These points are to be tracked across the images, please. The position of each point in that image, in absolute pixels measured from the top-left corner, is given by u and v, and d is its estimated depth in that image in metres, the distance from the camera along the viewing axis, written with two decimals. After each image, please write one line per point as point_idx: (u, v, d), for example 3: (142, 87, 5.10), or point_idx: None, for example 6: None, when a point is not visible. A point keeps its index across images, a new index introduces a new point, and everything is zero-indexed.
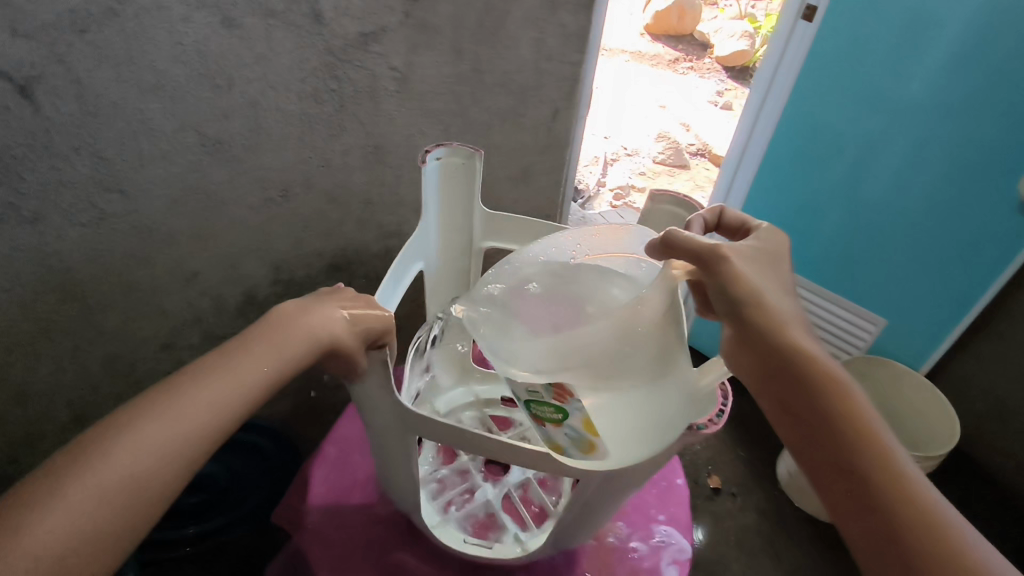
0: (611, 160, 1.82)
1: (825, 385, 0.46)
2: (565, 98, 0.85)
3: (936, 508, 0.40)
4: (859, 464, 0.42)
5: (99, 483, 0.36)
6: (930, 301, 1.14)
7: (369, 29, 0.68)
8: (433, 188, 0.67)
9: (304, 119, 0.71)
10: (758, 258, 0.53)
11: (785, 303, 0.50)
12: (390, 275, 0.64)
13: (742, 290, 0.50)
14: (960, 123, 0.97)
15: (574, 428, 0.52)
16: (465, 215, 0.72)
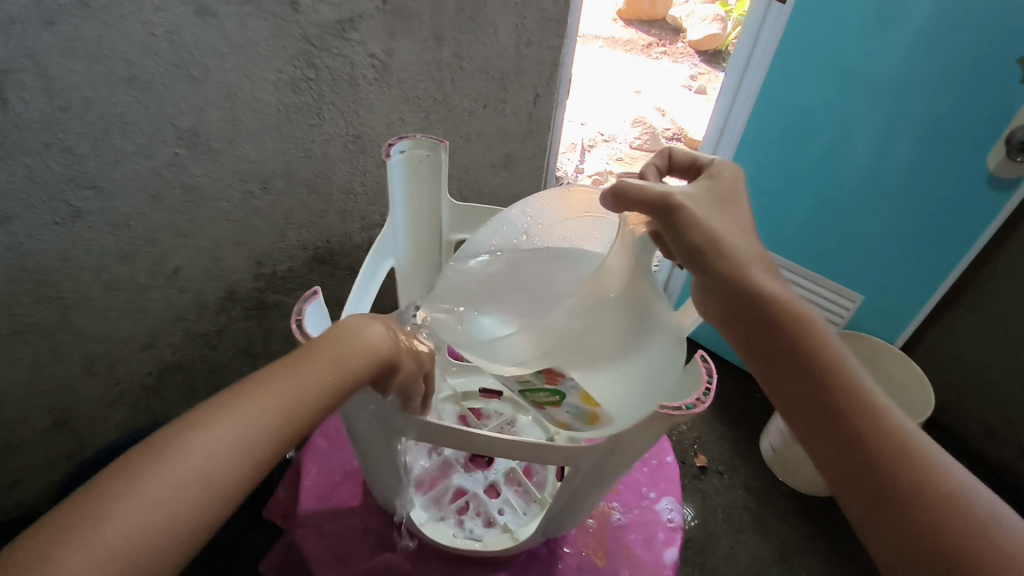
0: (588, 146, 1.83)
1: (796, 322, 0.48)
2: (546, 82, 0.85)
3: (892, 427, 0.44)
4: (833, 389, 0.46)
5: (167, 483, 0.37)
6: (899, 275, 1.18)
7: (346, 16, 0.67)
8: (397, 185, 0.59)
9: (282, 109, 0.70)
10: (711, 199, 0.52)
11: (746, 245, 0.51)
12: (354, 294, 0.56)
13: (705, 238, 0.50)
14: (927, 99, 0.99)
15: (574, 404, 0.51)
16: (432, 213, 0.64)
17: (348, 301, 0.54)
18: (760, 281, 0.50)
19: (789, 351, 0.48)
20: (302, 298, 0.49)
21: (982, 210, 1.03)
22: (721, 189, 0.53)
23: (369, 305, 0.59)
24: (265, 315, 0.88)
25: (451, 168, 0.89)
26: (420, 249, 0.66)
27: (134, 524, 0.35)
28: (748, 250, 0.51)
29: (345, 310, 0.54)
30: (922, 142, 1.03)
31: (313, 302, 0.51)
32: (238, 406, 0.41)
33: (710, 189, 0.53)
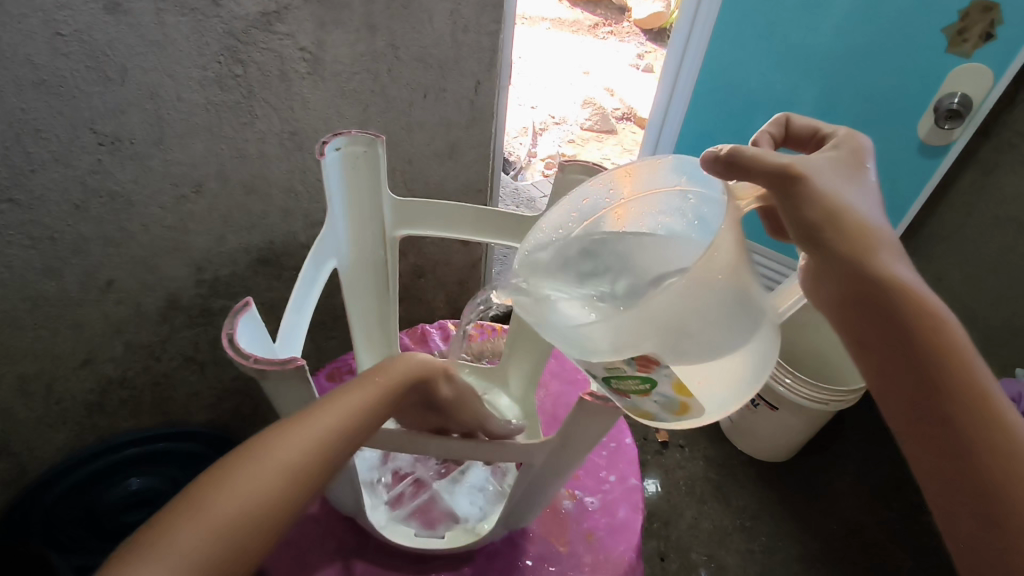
0: (539, 128, 2.01)
1: (930, 321, 0.43)
2: (485, 69, 0.84)
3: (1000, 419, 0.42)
4: (961, 404, 0.42)
5: (246, 485, 0.38)
6: None
7: (270, 7, 0.64)
8: (333, 184, 0.57)
9: (211, 108, 0.67)
10: (842, 172, 0.46)
11: (874, 220, 0.45)
12: (293, 301, 0.54)
13: (834, 217, 0.44)
14: (861, 68, 1.01)
15: (664, 393, 0.45)
16: (372, 209, 0.62)
17: (286, 309, 0.52)
18: (893, 272, 0.44)
19: (918, 353, 0.43)
20: (235, 312, 0.45)
21: (913, 179, 1.07)
22: (850, 157, 0.48)
23: (311, 310, 0.57)
24: (211, 322, 0.85)
25: (394, 159, 0.87)
26: (363, 249, 0.64)
27: (214, 525, 0.36)
28: (881, 233, 0.45)
29: (283, 318, 0.52)
30: (855, 116, 1.06)
31: (243, 314, 0.46)
32: (304, 419, 0.42)
33: (837, 159, 0.47)
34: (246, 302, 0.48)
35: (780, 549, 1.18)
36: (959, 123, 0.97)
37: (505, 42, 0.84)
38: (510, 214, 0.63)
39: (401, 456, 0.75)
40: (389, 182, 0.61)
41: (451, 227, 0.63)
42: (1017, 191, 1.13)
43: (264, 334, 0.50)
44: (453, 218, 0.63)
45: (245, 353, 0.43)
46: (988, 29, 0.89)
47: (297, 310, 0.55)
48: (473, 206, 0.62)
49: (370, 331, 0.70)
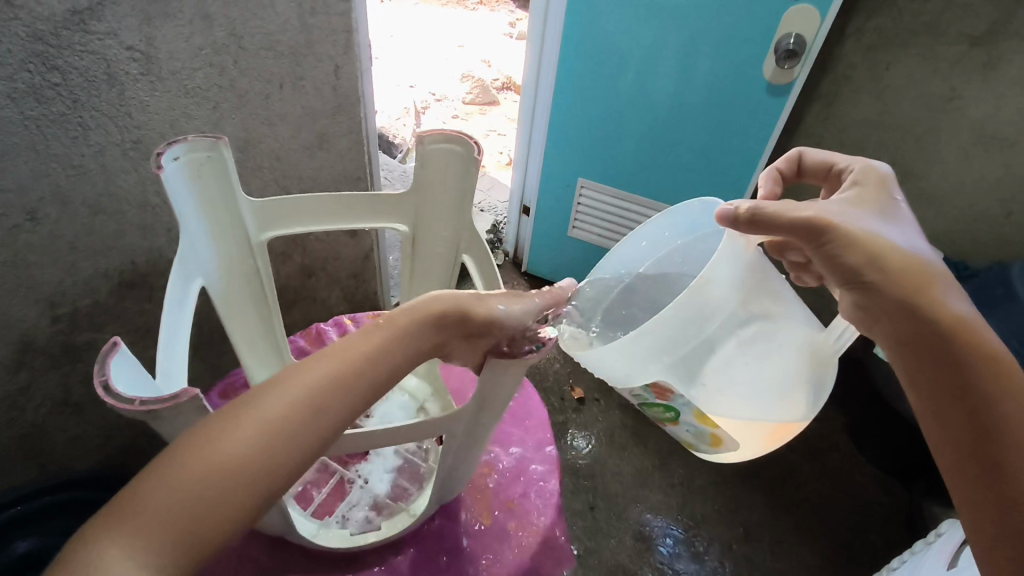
0: (421, 109, 2.42)
1: (983, 356, 0.42)
2: (344, 51, 0.81)
3: None
4: (1009, 444, 0.40)
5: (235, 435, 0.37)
6: (709, 185, 1.29)
7: (81, 4, 0.57)
8: (178, 196, 0.52)
9: (30, 124, 0.60)
10: (872, 216, 0.51)
11: (915, 257, 0.47)
12: (163, 329, 0.48)
13: (865, 255, 0.47)
14: (712, 19, 1.06)
15: (688, 417, 0.61)
16: (228, 214, 0.57)
17: (159, 342, 0.46)
18: (941, 305, 0.44)
19: (962, 384, 0.42)
20: (105, 354, 0.36)
21: (766, 117, 1.14)
22: (876, 202, 0.53)
23: (188, 336, 0.52)
24: (80, 358, 0.78)
25: (260, 157, 0.82)
26: (232, 261, 0.59)
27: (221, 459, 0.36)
28: (930, 273, 0.46)
29: (158, 352, 0.46)
30: (709, 64, 1.12)
31: (115, 355, 0.38)
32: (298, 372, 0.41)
33: (864, 204, 0.53)
34: (109, 342, 0.40)
35: (698, 478, 1.26)
36: (797, 63, 1.04)
37: (359, 21, 0.80)
38: (374, 198, 0.61)
39: (318, 461, 0.73)
40: (240, 183, 0.56)
41: (319, 222, 0.60)
42: (858, 118, 1.24)
43: (145, 377, 0.41)
44: (318, 213, 0.60)
45: (127, 396, 0.35)
46: None
47: (170, 339, 0.49)
48: (337, 195, 0.59)
49: (257, 342, 0.66)
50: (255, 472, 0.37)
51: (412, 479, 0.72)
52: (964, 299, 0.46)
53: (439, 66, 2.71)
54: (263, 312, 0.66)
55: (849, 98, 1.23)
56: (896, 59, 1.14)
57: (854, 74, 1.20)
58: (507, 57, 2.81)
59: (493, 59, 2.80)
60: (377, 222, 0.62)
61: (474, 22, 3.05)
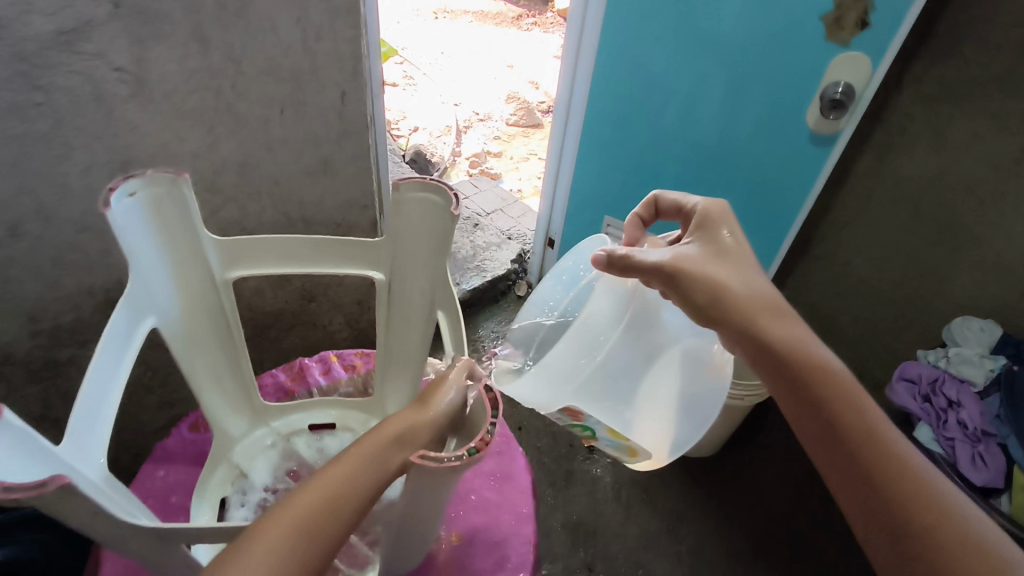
0: (461, 129, 2.42)
1: (814, 370, 0.51)
2: (351, 77, 0.78)
3: (886, 437, 0.47)
4: (852, 439, 0.47)
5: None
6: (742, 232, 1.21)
7: (68, 25, 0.56)
8: (133, 229, 0.49)
9: (10, 142, 0.58)
10: (711, 252, 0.58)
11: (752, 284, 0.56)
12: (94, 368, 0.44)
13: (708, 293, 0.55)
14: (756, 57, 0.99)
15: (608, 439, 0.67)
16: (192, 248, 0.54)
17: (81, 385, 0.42)
18: (774, 327, 0.53)
19: (808, 392, 0.50)
20: None
21: (808, 168, 1.06)
22: (719, 237, 0.59)
23: (125, 380, 0.48)
24: (60, 374, 0.76)
25: (258, 181, 0.79)
26: (195, 297, 0.57)
27: None
28: (763, 299, 0.55)
29: (78, 400, 0.43)
30: (747, 108, 1.05)
31: None
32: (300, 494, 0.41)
33: (706, 240, 0.59)
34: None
35: (709, 546, 1.17)
36: (844, 112, 0.96)
37: (367, 46, 0.77)
38: (346, 243, 0.57)
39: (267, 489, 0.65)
40: (202, 219, 0.53)
41: (286, 262, 0.57)
42: (912, 173, 1.15)
43: (35, 440, 0.37)
44: (285, 253, 0.56)
45: None
46: (864, 16, 0.88)
47: (99, 383, 0.45)
48: (308, 237, 0.55)
49: (220, 378, 0.64)
50: None
51: (354, 531, 0.67)
52: (793, 317, 0.55)
53: (485, 85, 2.71)
54: (228, 349, 0.62)
55: (903, 151, 1.14)
56: (957, 113, 1.05)
57: (912, 125, 1.11)
58: (556, 80, 2.77)
59: (541, 81, 2.77)
60: (351, 267, 0.59)
61: (526, 43, 3.03)
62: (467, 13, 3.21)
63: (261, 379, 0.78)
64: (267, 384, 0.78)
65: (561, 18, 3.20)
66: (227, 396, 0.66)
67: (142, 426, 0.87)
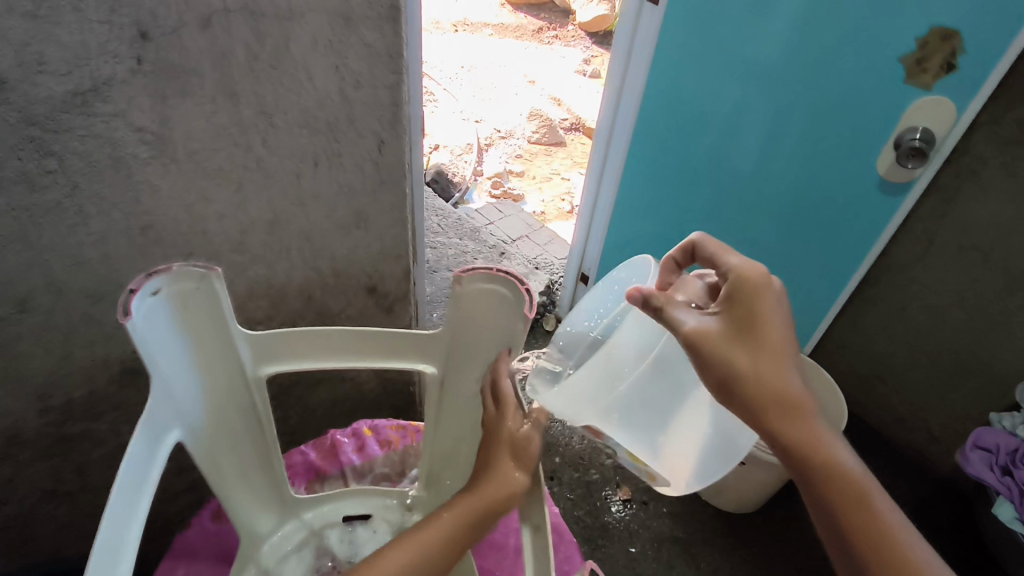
0: (482, 147, 2.34)
1: (827, 471, 0.49)
2: (391, 126, 0.68)
3: (902, 545, 0.48)
4: (865, 546, 0.48)
5: None
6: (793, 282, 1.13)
7: (85, 85, 0.49)
8: (160, 334, 0.46)
9: (19, 213, 0.52)
10: (736, 323, 0.49)
11: (776, 371, 0.49)
12: (117, 487, 0.41)
13: (725, 377, 0.48)
14: (818, 97, 0.92)
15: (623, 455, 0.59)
16: (221, 345, 0.52)
17: (99, 526, 0.39)
18: (790, 425, 0.49)
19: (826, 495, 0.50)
20: None
21: (874, 217, 0.98)
22: (750, 310, 0.49)
23: (151, 492, 0.45)
24: (71, 450, 0.70)
25: (288, 239, 0.72)
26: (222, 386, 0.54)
27: None
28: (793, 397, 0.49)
29: (100, 528, 0.39)
30: (804, 154, 0.98)
31: None
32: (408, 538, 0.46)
33: (734, 313, 0.49)
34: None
35: None
36: (922, 161, 0.88)
37: (410, 94, 0.68)
38: (383, 334, 0.56)
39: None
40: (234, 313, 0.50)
41: (319, 355, 0.55)
42: None
43: None
44: (318, 347, 0.55)
45: None
46: (950, 59, 0.80)
47: (117, 519, 0.41)
48: (340, 329, 0.54)
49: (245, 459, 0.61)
50: None
51: None
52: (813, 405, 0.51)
53: (507, 102, 2.63)
54: (257, 434, 0.60)
55: None
56: None
57: (983, 169, 0.99)
58: (579, 96, 2.68)
59: (564, 97, 2.69)
60: (397, 359, 0.58)
61: (548, 57, 2.95)
62: (487, 26, 3.12)
63: (289, 457, 0.73)
64: (296, 463, 0.73)
65: (582, 31, 3.11)
66: (248, 483, 0.63)
67: (161, 502, 0.80)
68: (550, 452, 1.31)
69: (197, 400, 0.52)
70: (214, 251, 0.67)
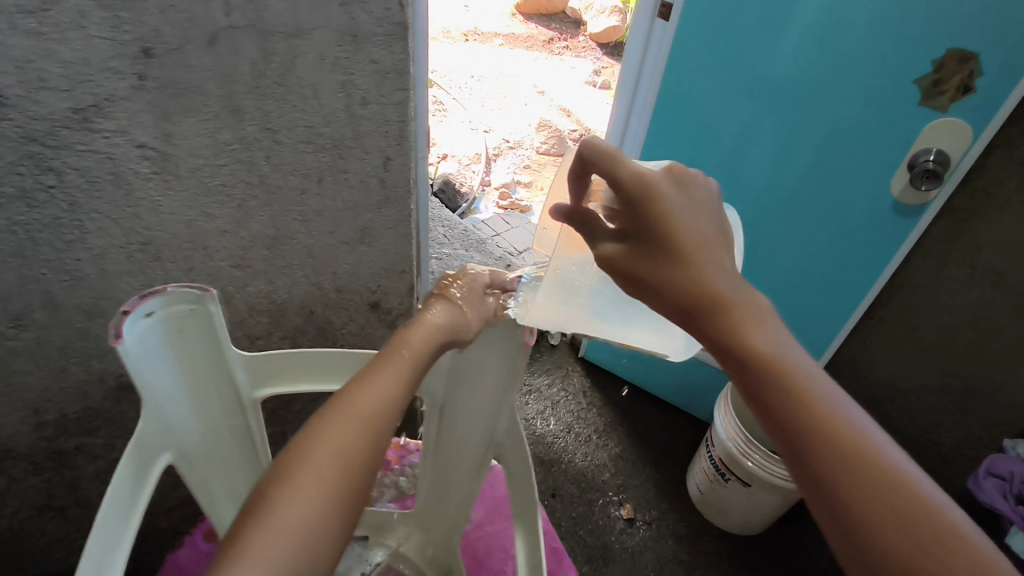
0: (491, 157, 2.34)
1: (758, 358, 0.43)
2: (397, 143, 0.67)
3: (846, 433, 0.40)
4: (803, 438, 0.41)
5: (337, 426, 0.41)
6: (800, 303, 1.12)
7: (85, 101, 0.49)
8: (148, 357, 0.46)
9: (17, 231, 0.52)
10: (636, 225, 0.47)
11: (682, 274, 0.45)
12: (104, 510, 0.41)
13: (637, 279, 0.48)
14: (830, 117, 0.91)
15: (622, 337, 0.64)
16: (215, 367, 0.52)
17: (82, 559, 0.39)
18: (707, 320, 0.45)
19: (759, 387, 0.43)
20: None
21: (886, 240, 0.97)
22: (648, 216, 0.46)
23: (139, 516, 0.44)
24: (66, 463, 0.69)
25: (290, 254, 0.71)
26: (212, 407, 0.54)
27: (335, 444, 0.40)
28: (713, 300, 0.44)
29: (85, 551, 0.39)
30: (816, 174, 0.96)
31: None
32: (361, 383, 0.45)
33: (637, 222, 0.47)
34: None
35: None
36: (937, 183, 0.87)
37: (417, 111, 0.67)
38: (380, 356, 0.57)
39: None
40: (228, 335, 0.50)
41: (314, 377, 0.56)
42: None
43: None
44: (313, 367, 0.56)
45: None
46: (967, 81, 0.79)
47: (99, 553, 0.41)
48: (339, 352, 0.55)
49: (239, 483, 0.61)
50: (348, 465, 0.40)
51: None
52: (741, 300, 0.45)
53: (516, 112, 2.62)
54: (247, 456, 0.60)
55: None
56: None
57: (998, 190, 0.94)
58: (589, 107, 2.68)
59: (572, 108, 2.68)
60: None
61: (558, 68, 2.94)
62: (498, 36, 3.10)
63: None
64: None
65: (593, 42, 3.09)
66: (240, 506, 0.63)
67: (156, 517, 0.79)
68: (552, 469, 1.29)
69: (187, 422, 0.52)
70: (214, 266, 0.66)
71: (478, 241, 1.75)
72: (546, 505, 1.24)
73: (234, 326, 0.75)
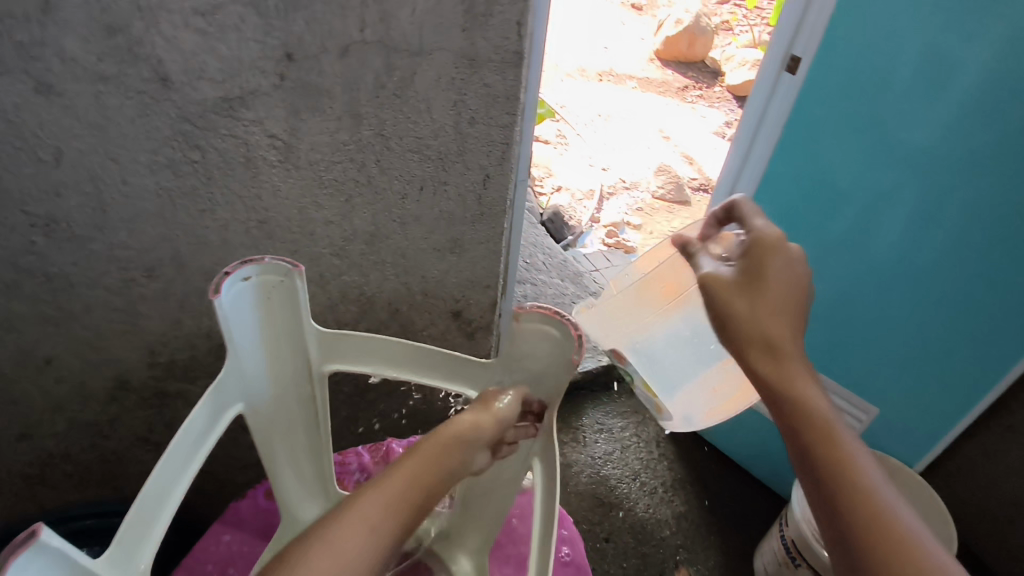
0: (604, 195, 2.34)
1: (795, 401, 0.48)
2: (498, 163, 0.71)
3: (874, 499, 0.44)
4: (827, 478, 0.46)
5: (362, 508, 0.47)
6: (905, 395, 1.01)
7: (233, 93, 0.56)
8: (236, 314, 0.53)
9: (162, 195, 0.60)
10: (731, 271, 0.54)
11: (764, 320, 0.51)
12: (173, 446, 0.50)
13: (716, 318, 0.53)
14: (966, 199, 0.82)
15: None
16: (289, 340, 0.58)
17: (142, 488, 0.48)
18: (763, 356, 0.50)
19: (793, 426, 0.48)
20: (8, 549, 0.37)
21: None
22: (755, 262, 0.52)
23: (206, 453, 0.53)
24: (168, 405, 0.78)
25: (385, 252, 0.77)
26: (286, 371, 0.60)
27: (349, 524, 0.46)
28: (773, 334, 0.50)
29: (148, 478, 0.48)
30: (932, 262, 0.88)
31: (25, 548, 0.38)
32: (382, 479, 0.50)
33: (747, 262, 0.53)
34: (36, 525, 0.39)
35: None
36: None
37: (523, 137, 0.71)
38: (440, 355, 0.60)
39: None
40: (310, 307, 0.56)
41: (377, 362, 0.61)
42: None
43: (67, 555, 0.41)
44: (378, 353, 0.60)
45: None
46: None
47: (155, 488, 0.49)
48: (402, 343, 0.59)
49: (299, 446, 0.68)
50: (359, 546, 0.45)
51: None
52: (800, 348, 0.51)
53: (638, 154, 2.63)
54: (312, 425, 0.66)
55: None
56: None
57: None
58: (714, 158, 2.62)
59: (695, 157, 2.64)
60: (449, 381, 0.63)
61: (688, 115, 2.91)
62: (632, 79, 3.12)
63: (347, 456, 0.82)
64: (351, 463, 0.82)
65: (729, 94, 3.02)
66: (297, 468, 0.69)
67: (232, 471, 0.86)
68: (608, 513, 1.25)
69: (264, 380, 0.59)
70: (317, 252, 0.73)
71: (574, 274, 1.76)
72: (596, 548, 1.20)
73: (327, 311, 0.81)
